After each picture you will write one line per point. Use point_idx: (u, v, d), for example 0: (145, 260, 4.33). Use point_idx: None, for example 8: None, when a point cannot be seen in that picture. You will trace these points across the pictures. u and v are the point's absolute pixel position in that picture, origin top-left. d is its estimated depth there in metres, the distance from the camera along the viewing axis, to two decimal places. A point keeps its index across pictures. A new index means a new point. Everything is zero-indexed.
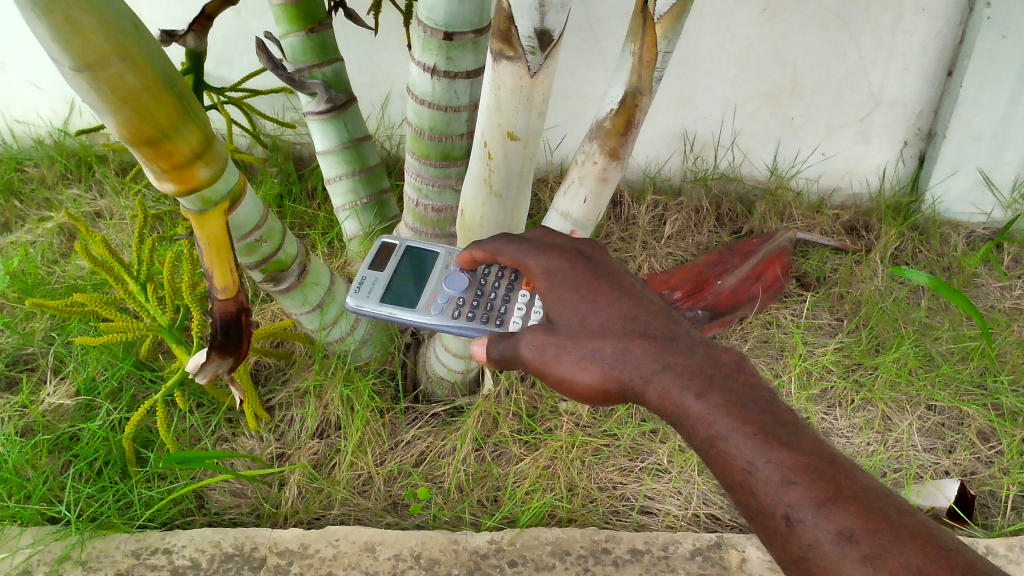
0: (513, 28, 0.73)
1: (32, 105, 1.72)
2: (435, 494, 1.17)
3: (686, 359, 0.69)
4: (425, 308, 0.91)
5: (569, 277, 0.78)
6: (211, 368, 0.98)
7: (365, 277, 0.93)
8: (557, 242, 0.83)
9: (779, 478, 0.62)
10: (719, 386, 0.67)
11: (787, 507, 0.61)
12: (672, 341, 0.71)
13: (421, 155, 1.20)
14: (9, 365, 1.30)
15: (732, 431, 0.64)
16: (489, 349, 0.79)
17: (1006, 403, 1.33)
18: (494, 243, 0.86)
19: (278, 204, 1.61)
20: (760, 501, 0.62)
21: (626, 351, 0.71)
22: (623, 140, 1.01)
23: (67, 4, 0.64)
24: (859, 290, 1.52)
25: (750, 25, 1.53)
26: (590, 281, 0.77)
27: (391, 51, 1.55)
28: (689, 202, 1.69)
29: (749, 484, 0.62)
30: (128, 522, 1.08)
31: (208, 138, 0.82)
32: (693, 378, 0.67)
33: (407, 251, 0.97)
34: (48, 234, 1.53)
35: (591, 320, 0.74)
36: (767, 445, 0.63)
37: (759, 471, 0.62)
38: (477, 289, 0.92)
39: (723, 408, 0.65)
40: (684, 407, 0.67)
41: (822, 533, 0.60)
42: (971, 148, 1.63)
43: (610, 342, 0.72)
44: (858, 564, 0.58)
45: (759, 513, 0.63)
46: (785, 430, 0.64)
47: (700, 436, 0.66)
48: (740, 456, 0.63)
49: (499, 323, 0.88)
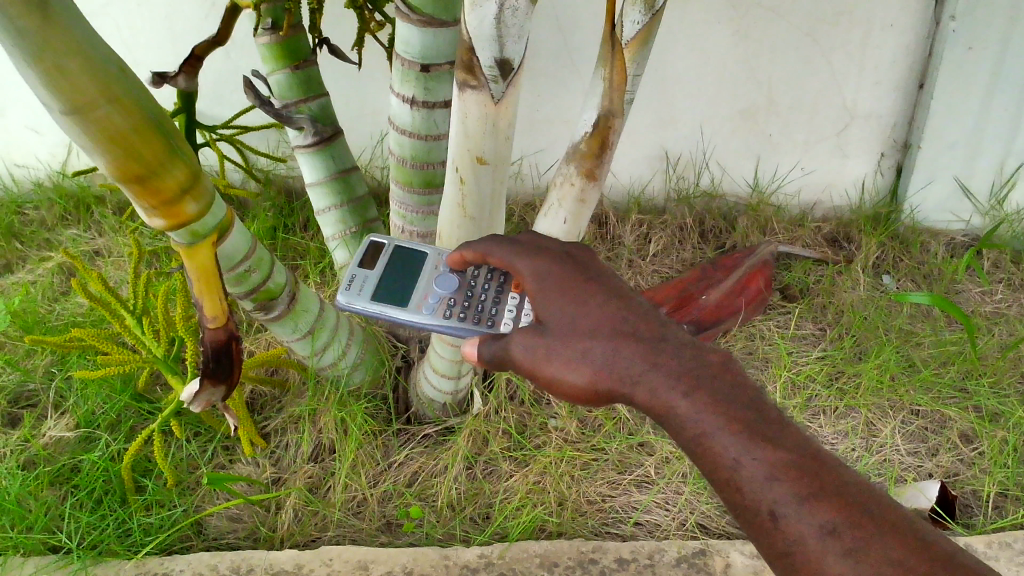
0: (475, 58, 0.77)
1: (31, 149, 1.77)
2: (427, 512, 1.20)
3: (673, 359, 0.69)
4: (416, 308, 0.89)
5: (559, 279, 0.76)
6: (205, 396, 1.02)
7: (356, 275, 0.92)
8: (548, 243, 0.81)
9: (764, 475, 0.62)
10: (706, 385, 0.67)
11: (772, 503, 0.62)
12: (660, 342, 0.70)
13: (405, 183, 1.24)
14: (11, 402, 1.33)
15: (720, 430, 0.64)
16: (482, 348, 0.76)
17: (986, 405, 1.35)
18: (487, 244, 0.84)
19: (272, 237, 1.65)
20: (746, 498, 0.63)
21: (615, 353, 0.70)
22: (598, 161, 1.05)
23: (55, 50, 0.68)
24: (841, 299, 1.55)
25: (724, 45, 1.58)
26: (580, 282, 0.75)
27: (378, 83, 1.60)
28: (673, 219, 1.73)
29: (736, 482, 0.63)
30: (128, 549, 1.11)
31: (195, 173, 0.86)
32: (681, 378, 0.67)
33: (396, 250, 0.95)
34: (49, 273, 1.57)
35: (580, 321, 0.72)
36: (753, 442, 0.63)
37: (744, 469, 0.63)
38: (468, 289, 0.91)
39: (710, 408, 0.65)
40: (672, 407, 0.66)
41: (806, 528, 0.61)
42: (945, 157, 1.66)
43: (600, 343, 0.70)
44: (840, 559, 0.60)
45: (744, 509, 0.63)
46: (770, 428, 0.65)
47: (687, 434, 0.66)
48: (726, 454, 0.63)
49: (490, 324, 0.87)
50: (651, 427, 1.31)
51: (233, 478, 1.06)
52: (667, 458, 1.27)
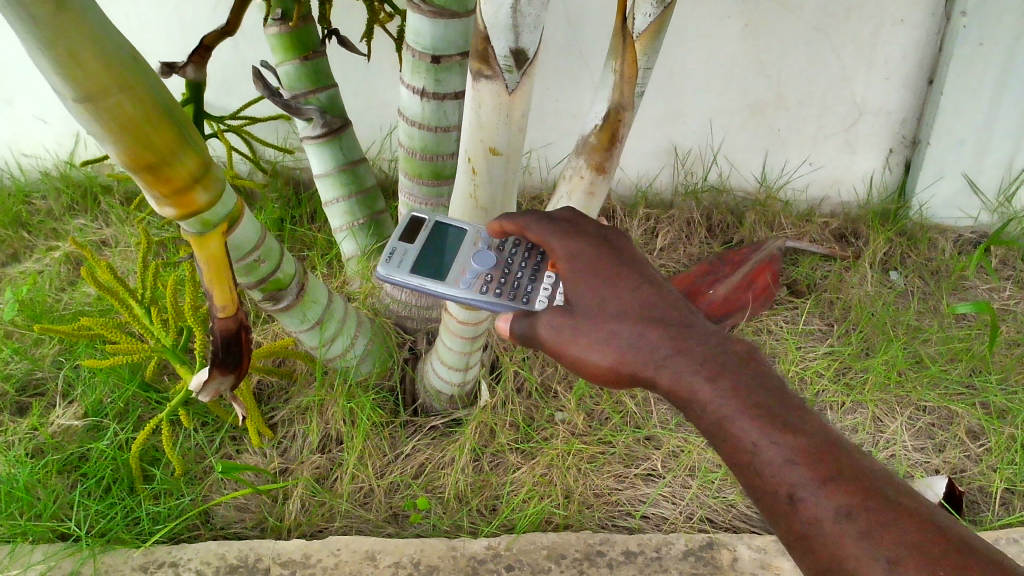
0: (490, 47, 0.76)
1: (39, 139, 1.77)
2: (434, 503, 1.20)
3: (699, 345, 0.69)
4: (454, 282, 0.88)
5: (591, 261, 0.76)
6: (213, 386, 1.02)
7: (396, 248, 0.91)
8: (586, 222, 0.81)
9: (783, 458, 0.62)
10: (732, 372, 0.66)
11: (790, 485, 0.62)
12: (687, 328, 0.70)
13: (414, 175, 1.24)
14: (19, 390, 1.34)
15: (741, 414, 0.64)
16: (511, 325, 0.80)
17: (995, 401, 1.35)
18: (523, 218, 0.84)
19: (279, 228, 1.65)
20: (764, 480, 0.63)
21: (641, 337, 0.70)
22: (607, 154, 1.04)
23: (67, 38, 0.68)
24: (849, 295, 1.54)
25: (733, 39, 1.58)
26: (610, 266, 0.76)
27: (386, 75, 1.60)
28: (680, 214, 1.72)
29: (754, 464, 0.63)
30: (136, 537, 1.11)
31: (206, 162, 0.86)
32: (704, 363, 0.67)
33: (436, 225, 0.94)
34: (57, 263, 1.57)
35: (608, 304, 0.73)
36: (772, 426, 0.64)
37: (763, 452, 0.63)
38: (505, 267, 0.89)
39: (731, 392, 0.65)
40: (695, 390, 0.66)
41: (821, 510, 0.61)
42: (954, 154, 1.66)
43: (626, 327, 0.71)
44: (855, 540, 0.60)
45: (762, 491, 0.63)
46: (792, 414, 0.65)
47: (708, 418, 0.66)
48: (746, 438, 0.64)
49: (524, 300, 0.84)
50: (658, 422, 1.31)
51: (242, 467, 1.07)
52: (674, 452, 1.28)
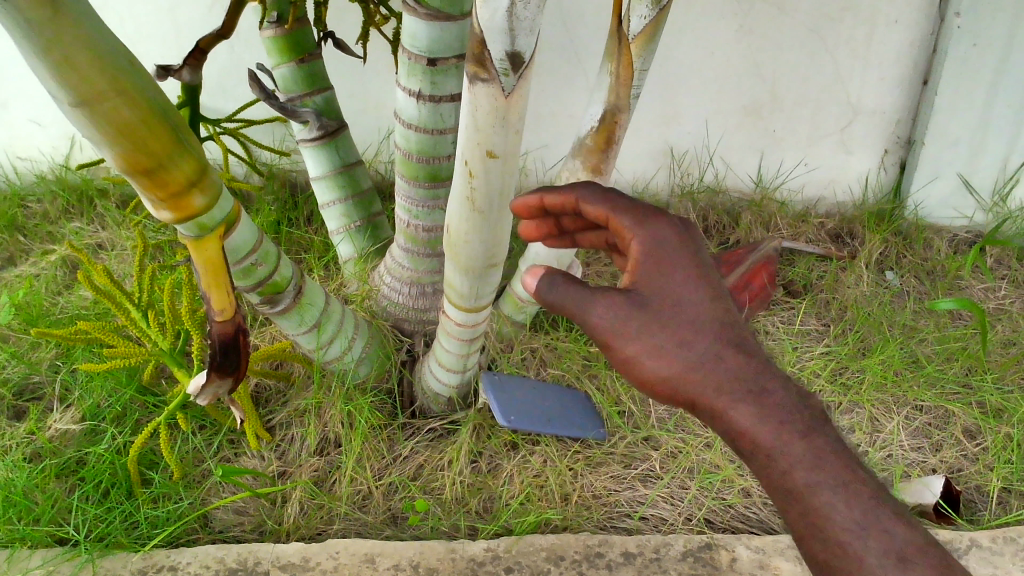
0: (487, 51, 0.76)
1: (34, 142, 1.77)
2: (433, 505, 1.20)
3: (771, 380, 0.65)
4: None
5: (668, 252, 0.69)
6: (211, 389, 1.03)
7: None
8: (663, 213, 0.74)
9: (855, 518, 0.59)
10: (813, 428, 0.63)
11: (856, 547, 0.59)
12: (760, 357, 0.67)
13: (410, 177, 1.25)
14: (16, 394, 1.33)
15: (807, 466, 0.61)
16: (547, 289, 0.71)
17: (991, 401, 1.35)
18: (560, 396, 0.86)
19: (276, 230, 1.65)
20: (828, 534, 0.60)
21: (714, 357, 0.66)
22: (603, 156, 1.05)
23: (64, 43, 0.68)
24: (845, 295, 1.55)
25: (729, 41, 1.58)
26: (688, 257, 0.70)
27: (382, 78, 1.60)
28: (677, 214, 1.72)
29: (820, 515, 0.60)
30: (134, 541, 1.11)
31: (202, 166, 0.86)
32: (771, 399, 0.64)
33: None
34: (53, 267, 1.57)
35: (683, 306, 0.67)
36: (842, 483, 0.61)
37: (830, 507, 0.60)
38: None
39: (802, 442, 0.62)
40: (761, 433, 0.63)
41: (876, 571, 0.58)
42: (949, 154, 1.67)
43: (699, 339, 0.66)
44: None
45: (822, 545, 0.60)
46: (856, 464, 0.62)
47: (772, 461, 0.62)
48: (813, 488, 0.61)
49: None
50: (656, 422, 1.33)
51: (241, 471, 1.08)
52: (673, 453, 1.28)
